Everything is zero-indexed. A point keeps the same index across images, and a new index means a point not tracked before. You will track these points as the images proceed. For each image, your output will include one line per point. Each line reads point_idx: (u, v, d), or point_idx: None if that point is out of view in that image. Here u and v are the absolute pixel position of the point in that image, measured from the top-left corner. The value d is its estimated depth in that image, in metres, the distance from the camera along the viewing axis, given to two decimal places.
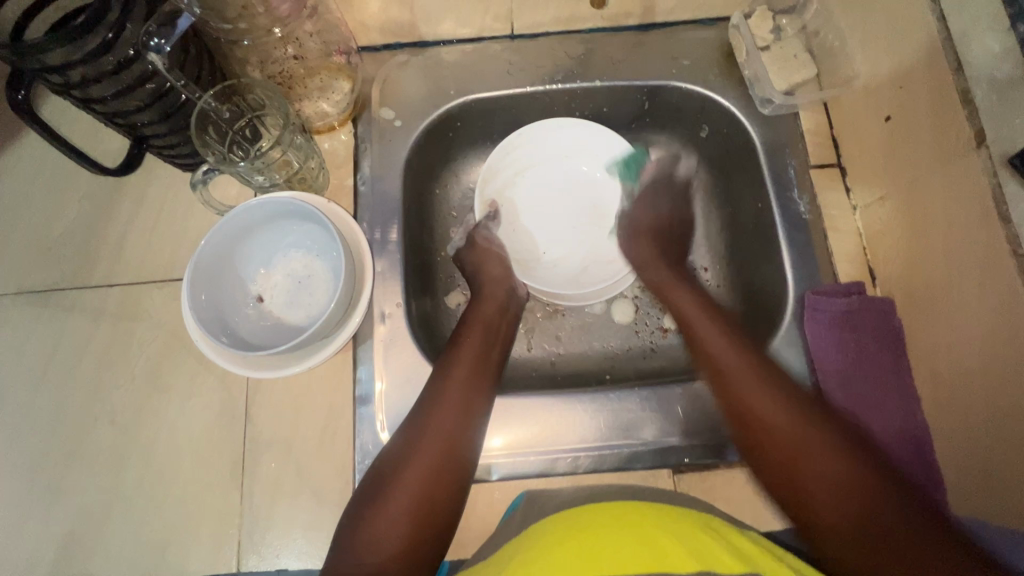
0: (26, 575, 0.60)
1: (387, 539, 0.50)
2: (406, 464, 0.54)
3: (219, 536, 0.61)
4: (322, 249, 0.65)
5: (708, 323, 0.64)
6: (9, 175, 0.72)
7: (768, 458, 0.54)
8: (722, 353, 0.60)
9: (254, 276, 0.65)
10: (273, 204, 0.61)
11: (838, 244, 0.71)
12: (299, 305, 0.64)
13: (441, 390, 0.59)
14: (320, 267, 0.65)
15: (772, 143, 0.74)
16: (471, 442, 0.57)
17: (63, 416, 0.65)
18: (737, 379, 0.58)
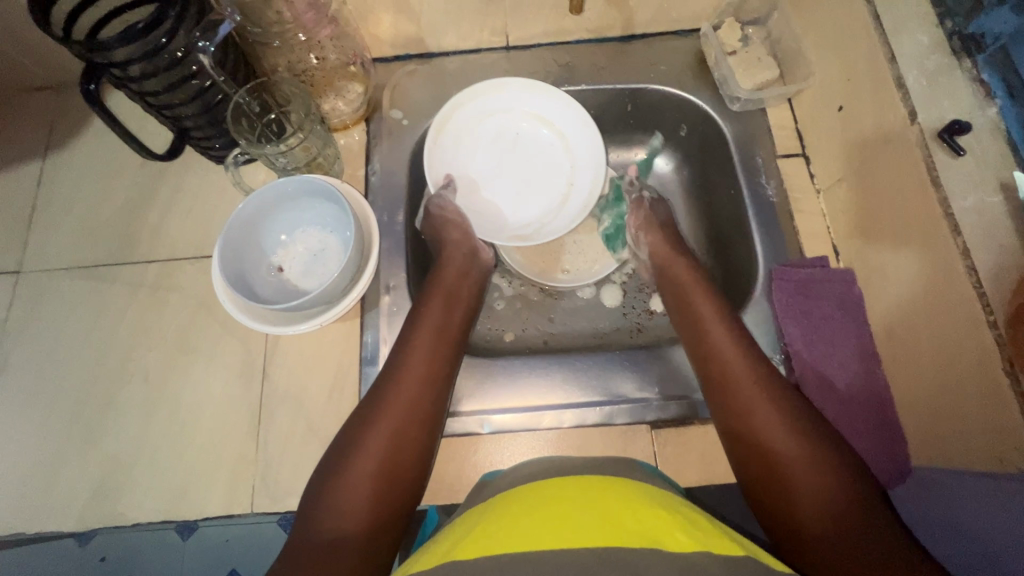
0: (62, 514, 0.67)
1: (358, 494, 0.54)
2: (373, 422, 0.58)
3: (235, 481, 0.67)
4: (335, 225, 0.73)
5: (719, 327, 0.66)
6: (69, 168, 0.83)
7: (761, 450, 0.56)
8: (733, 359, 0.63)
9: (274, 247, 0.73)
10: (294, 184, 0.69)
11: (804, 224, 0.77)
12: (313, 273, 0.73)
13: (405, 364, 0.63)
14: (332, 241, 0.73)
15: (742, 135, 0.82)
16: (435, 402, 0.62)
17: (101, 374, 0.72)
18: (730, 369, 0.62)
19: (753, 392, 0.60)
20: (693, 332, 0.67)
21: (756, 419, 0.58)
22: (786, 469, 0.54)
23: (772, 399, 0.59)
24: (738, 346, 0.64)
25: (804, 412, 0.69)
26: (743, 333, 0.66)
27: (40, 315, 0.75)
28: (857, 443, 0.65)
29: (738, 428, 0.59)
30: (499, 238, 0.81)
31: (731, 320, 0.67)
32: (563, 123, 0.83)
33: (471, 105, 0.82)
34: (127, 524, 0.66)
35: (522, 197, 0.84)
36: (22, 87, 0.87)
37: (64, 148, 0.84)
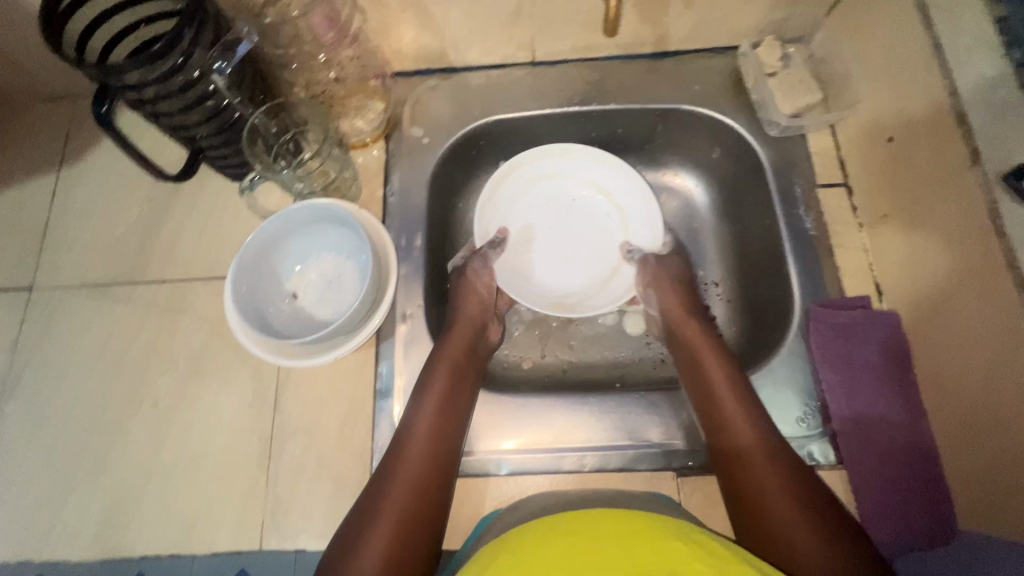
0: (68, 543, 0.65)
1: (370, 561, 0.51)
2: (386, 486, 0.56)
3: (243, 515, 0.65)
4: (351, 252, 0.71)
5: (729, 396, 0.63)
6: (85, 181, 0.81)
7: (771, 536, 0.52)
8: (740, 434, 0.60)
9: (286, 275, 0.71)
10: (304, 210, 0.67)
11: (845, 260, 0.73)
12: (327, 301, 0.70)
13: (415, 428, 0.61)
14: (347, 267, 0.71)
15: (779, 163, 0.77)
16: (437, 492, 0.57)
17: (111, 398, 0.71)
18: (745, 458, 0.58)
19: (769, 481, 0.55)
20: (702, 400, 0.65)
21: (773, 516, 0.53)
22: (793, 555, 0.50)
23: (791, 492, 0.54)
24: (746, 422, 0.61)
25: (839, 463, 0.65)
26: (753, 404, 0.62)
27: (54, 333, 0.74)
28: (890, 509, 0.61)
29: (746, 506, 0.56)
30: (537, 302, 0.81)
31: (745, 397, 0.62)
32: (619, 201, 0.85)
33: (534, 171, 0.85)
34: (134, 556, 0.64)
35: (566, 267, 0.85)
36: (41, 97, 0.85)
37: (80, 160, 0.82)
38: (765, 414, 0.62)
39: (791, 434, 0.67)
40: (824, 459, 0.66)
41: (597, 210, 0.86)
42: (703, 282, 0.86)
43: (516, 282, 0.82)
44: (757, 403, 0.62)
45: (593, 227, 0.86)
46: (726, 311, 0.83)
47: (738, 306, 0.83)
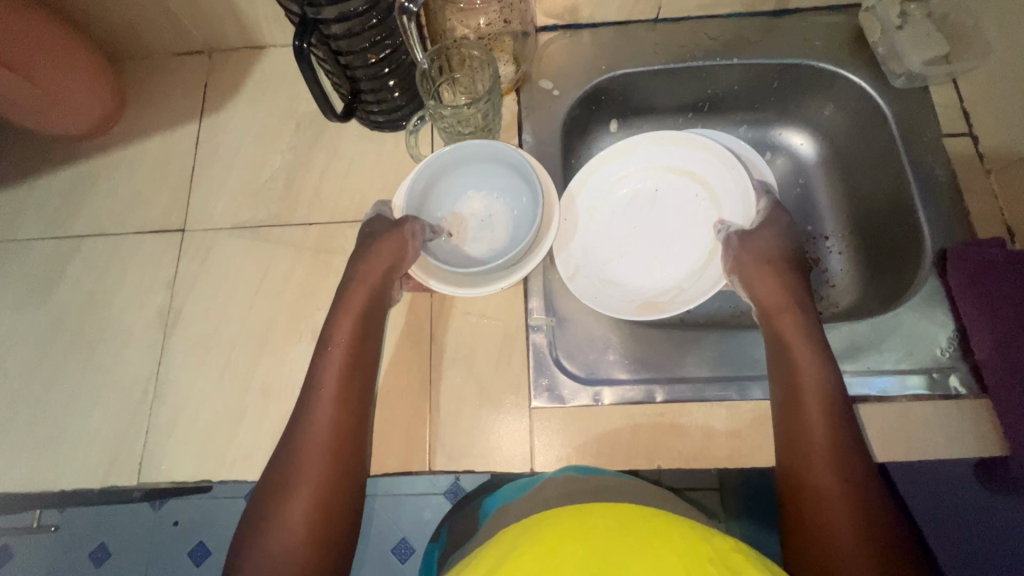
0: (245, 464, 0.69)
1: (294, 527, 0.54)
2: (307, 448, 0.58)
3: (410, 439, 0.68)
4: (504, 192, 0.74)
5: (813, 405, 0.60)
6: (225, 131, 0.84)
7: (811, 546, 0.54)
8: (816, 448, 0.58)
9: (449, 207, 0.74)
10: (469, 149, 0.70)
11: (975, 205, 0.75)
12: (485, 238, 0.73)
13: (322, 382, 0.62)
14: (505, 209, 0.74)
15: (903, 114, 0.80)
16: (345, 476, 0.58)
17: (272, 332, 0.74)
18: (820, 462, 0.57)
19: (836, 492, 0.55)
20: (783, 406, 0.62)
21: (833, 523, 0.53)
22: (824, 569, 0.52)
23: (859, 508, 0.54)
24: (828, 440, 0.58)
25: (983, 394, 0.67)
26: (839, 415, 0.59)
27: (210, 272, 0.77)
28: None
29: (796, 510, 0.56)
30: (626, 309, 0.76)
31: (835, 402, 0.60)
32: (699, 181, 0.83)
33: (606, 171, 0.84)
34: None
35: (661, 265, 0.82)
36: (176, 51, 0.88)
37: (221, 110, 0.85)
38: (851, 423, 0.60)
39: (934, 365, 0.69)
40: (965, 388, 0.68)
41: (680, 195, 0.84)
42: (814, 236, 0.90)
43: (608, 293, 0.78)
44: (848, 410, 0.60)
45: (679, 214, 0.84)
46: (840, 263, 0.88)
47: (853, 257, 0.87)
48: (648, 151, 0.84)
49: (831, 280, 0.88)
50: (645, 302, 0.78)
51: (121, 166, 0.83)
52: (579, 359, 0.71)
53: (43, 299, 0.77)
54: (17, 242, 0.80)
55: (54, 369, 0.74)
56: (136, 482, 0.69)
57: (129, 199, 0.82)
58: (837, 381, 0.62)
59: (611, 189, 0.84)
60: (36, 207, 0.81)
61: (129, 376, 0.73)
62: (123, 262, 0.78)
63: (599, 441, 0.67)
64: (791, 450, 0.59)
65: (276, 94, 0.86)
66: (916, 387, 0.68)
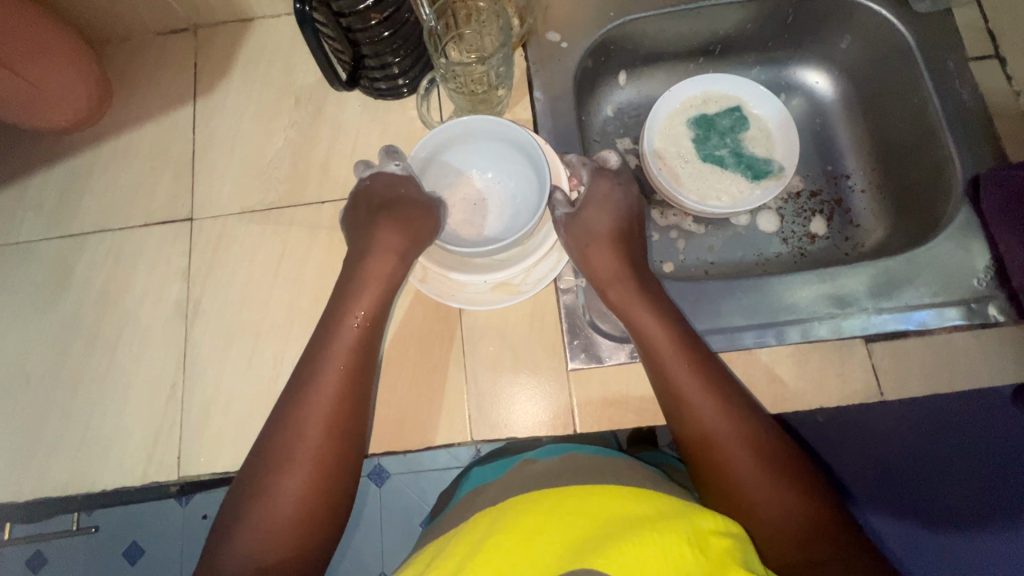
0: None
1: (291, 486, 0.53)
2: (290, 467, 0.53)
3: (450, 411, 0.67)
4: (502, 175, 0.70)
5: (676, 359, 0.58)
6: (221, 112, 0.81)
7: (728, 497, 0.53)
8: (694, 404, 0.56)
9: (452, 176, 0.70)
10: (491, 127, 0.65)
11: (1005, 128, 0.73)
12: (480, 220, 0.69)
13: (314, 381, 0.57)
14: (504, 194, 0.70)
15: (927, 40, 0.77)
16: (353, 440, 0.57)
17: (297, 316, 0.72)
18: (700, 413, 0.55)
19: (720, 433, 0.54)
20: (653, 374, 0.60)
21: (728, 462, 0.53)
22: (756, 519, 0.51)
23: (743, 437, 0.54)
24: (708, 389, 0.56)
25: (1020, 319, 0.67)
26: (699, 360, 0.59)
27: (223, 260, 0.75)
28: None
29: (706, 469, 0.54)
30: (482, 296, 0.68)
31: (684, 347, 0.59)
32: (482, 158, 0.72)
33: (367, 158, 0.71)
34: None
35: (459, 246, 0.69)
36: (159, 30, 0.83)
37: (217, 90, 0.81)
38: (705, 358, 0.60)
39: (971, 295, 0.69)
40: (1003, 315, 0.68)
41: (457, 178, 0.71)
42: (834, 176, 0.89)
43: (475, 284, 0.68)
44: (697, 347, 0.60)
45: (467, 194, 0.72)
46: (862, 201, 0.87)
47: (875, 194, 0.86)
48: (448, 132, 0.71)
49: (854, 220, 0.87)
50: (525, 283, 0.68)
51: (116, 157, 0.80)
52: (613, 319, 0.69)
53: (55, 303, 0.75)
54: (19, 246, 0.77)
55: (75, 372, 0.72)
56: (177, 477, 0.68)
57: (130, 192, 0.78)
58: (676, 324, 0.62)
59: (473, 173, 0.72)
60: (33, 208, 0.78)
61: (153, 373, 0.72)
62: (131, 257, 0.76)
63: (641, 397, 0.67)
64: (670, 411, 0.58)
65: (270, 70, 0.82)
66: (956, 318, 0.68)
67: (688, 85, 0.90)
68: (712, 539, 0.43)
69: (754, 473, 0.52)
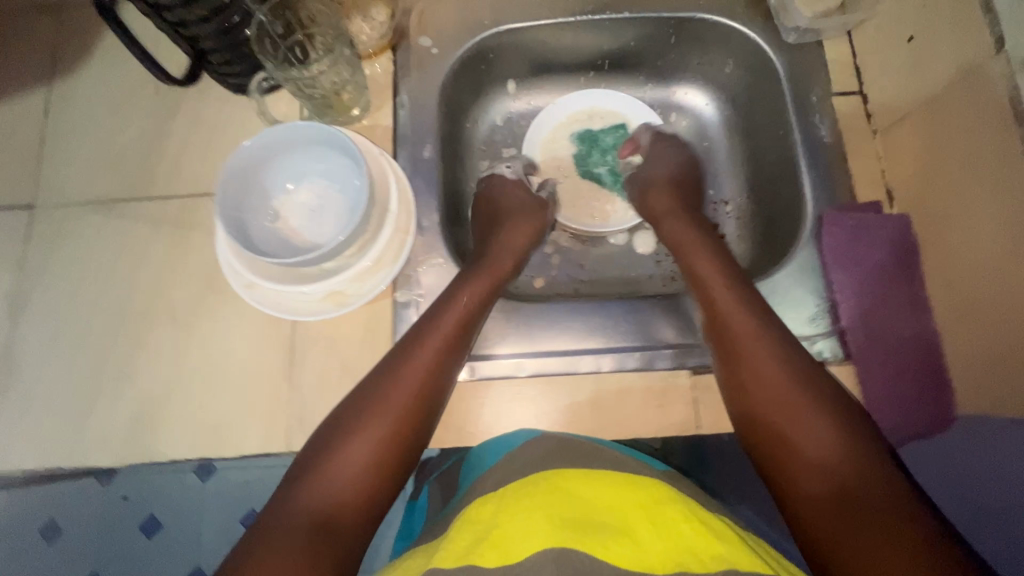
0: (98, 451, 0.66)
1: (361, 446, 0.52)
2: (366, 425, 0.54)
3: (271, 421, 0.66)
4: (334, 181, 0.68)
5: (738, 313, 0.62)
6: (75, 96, 0.78)
7: (779, 453, 0.52)
8: (755, 355, 0.58)
9: (283, 181, 0.67)
10: (322, 130, 0.64)
11: (858, 166, 0.73)
12: (314, 227, 0.67)
13: (427, 329, 0.62)
14: (342, 200, 0.68)
15: (795, 71, 0.76)
16: (434, 408, 0.58)
17: (128, 314, 0.70)
18: (742, 359, 0.59)
19: (770, 385, 0.56)
20: (709, 324, 0.64)
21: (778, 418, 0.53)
22: (809, 465, 0.50)
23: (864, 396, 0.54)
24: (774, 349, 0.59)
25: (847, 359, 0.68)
26: (767, 320, 0.61)
27: (61, 251, 0.73)
28: (899, 399, 0.65)
29: (751, 422, 0.56)
30: (309, 305, 0.67)
31: (744, 299, 0.63)
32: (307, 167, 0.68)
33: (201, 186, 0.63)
34: (166, 461, 0.65)
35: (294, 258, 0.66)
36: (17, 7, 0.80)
37: (74, 73, 0.78)
38: (774, 319, 0.62)
39: (803, 333, 0.69)
40: (831, 354, 0.68)
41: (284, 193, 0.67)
42: (713, 202, 0.87)
43: (302, 294, 0.67)
44: (763, 306, 0.63)
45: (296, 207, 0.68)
46: (736, 228, 0.85)
47: (749, 223, 0.84)
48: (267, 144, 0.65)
49: (727, 247, 0.85)
50: (352, 291, 0.68)
51: None
52: None
53: None
54: None
55: None
56: None
57: None
58: (745, 285, 0.65)
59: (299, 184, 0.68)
60: None
61: None
62: None
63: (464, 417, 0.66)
64: (721, 353, 0.61)
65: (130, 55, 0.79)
66: None
67: (572, 100, 0.89)
68: (698, 537, 0.44)
69: (853, 430, 0.51)
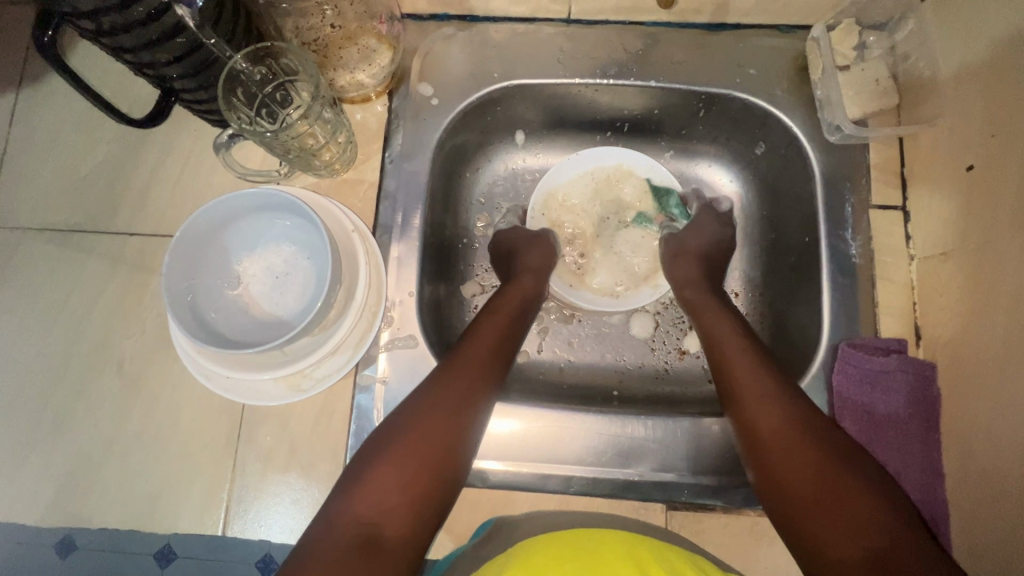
0: (26, 507, 0.62)
1: (385, 489, 0.49)
2: (389, 461, 0.50)
3: (208, 499, 0.62)
4: (302, 245, 0.61)
5: (749, 371, 0.59)
6: (44, 109, 0.72)
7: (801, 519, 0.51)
8: (770, 417, 0.56)
9: (243, 249, 0.61)
10: (284, 198, 0.57)
11: (886, 294, 0.65)
12: (273, 302, 0.61)
13: (458, 358, 0.58)
14: (308, 272, 0.61)
15: (833, 173, 0.68)
16: (462, 442, 0.53)
17: (71, 360, 0.65)
18: (757, 418, 0.57)
19: (790, 446, 0.54)
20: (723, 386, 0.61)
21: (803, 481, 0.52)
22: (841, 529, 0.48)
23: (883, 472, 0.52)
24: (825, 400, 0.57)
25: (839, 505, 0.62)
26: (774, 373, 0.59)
27: (11, 281, 0.68)
28: None
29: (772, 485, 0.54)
30: (259, 387, 0.62)
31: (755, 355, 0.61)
32: (267, 232, 0.61)
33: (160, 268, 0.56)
34: (94, 528, 0.61)
35: (253, 331, 0.60)
36: None
37: (44, 82, 0.72)
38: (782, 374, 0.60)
39: None
40: None
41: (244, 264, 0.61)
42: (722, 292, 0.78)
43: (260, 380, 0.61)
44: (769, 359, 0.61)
45: (254, 276, 0.61)
46: None
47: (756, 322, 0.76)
48: (221, 214, 0.58)
49: None
50: (314, 374, 0.62)
51: None
52: None
53: None
54: None
55: None
56: None
57: None
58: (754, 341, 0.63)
59: (257, 251, 0.61)
60: None
61: None
62: None
63: None
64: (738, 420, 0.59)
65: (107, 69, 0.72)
66: None
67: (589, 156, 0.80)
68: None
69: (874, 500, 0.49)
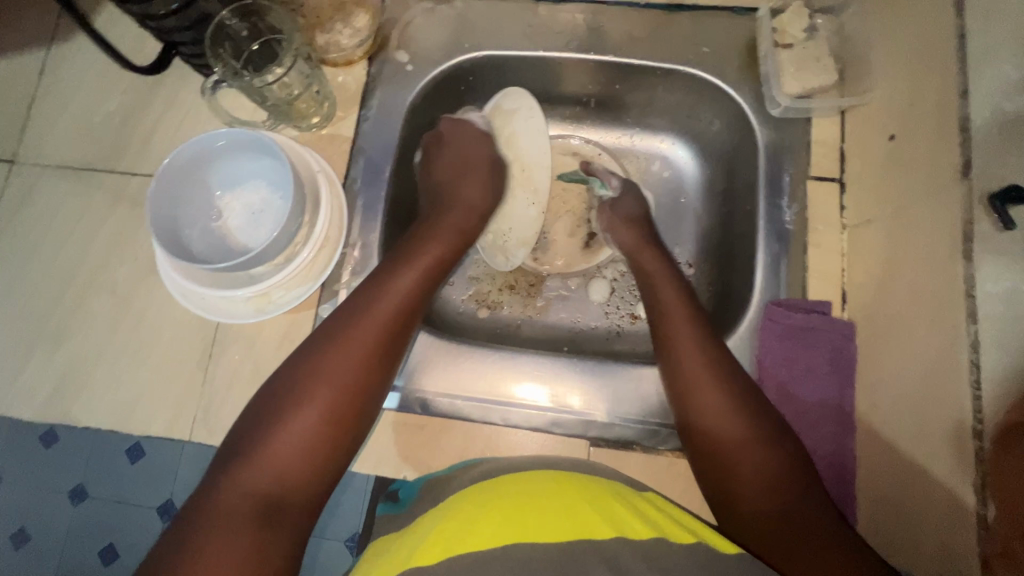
0: (24, 403, 0.70)
1: (299, 437, 0.53)
2: (304, 413, 0.54)
3: (178, 407, 0.69)
4: (276, 184, 0.69)
5: (688, 333, 0.64)
6: (70, 63, 0.81)
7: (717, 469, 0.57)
8: (703, 381, 0.60)
9: (225, 187, 0.69)
10: (257, 138, 0.64)
11: (816, 260, 0.68)
12: (248, 234, 0.69)
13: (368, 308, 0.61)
14: (279, 208, 0.68)
15: (775, 145, 0.72)
16: (369, 392, 0.58)
17: (74, 279, 0.74)
18: (689, 373, 0.61)
19: (717, 403, 0.59)
20: (662, 341, 0.66)
21: (726, 436, 0.57)
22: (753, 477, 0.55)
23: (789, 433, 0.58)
24: (719, 383, 0.60)
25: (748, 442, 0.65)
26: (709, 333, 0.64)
27: (29, 209, 0.77)
28: None
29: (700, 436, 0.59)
30: (228, 307, 0.68)
31: (693, 317, 0.66)
32: (246, 172, 0.69)
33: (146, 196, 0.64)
34: (80, 425, 0.69)
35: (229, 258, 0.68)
36: None
37: (72, 39, 0.82)
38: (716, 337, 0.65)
39: None
40: None
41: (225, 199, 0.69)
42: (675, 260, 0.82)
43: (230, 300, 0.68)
44: (704, 322, 0.66)
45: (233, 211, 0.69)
46: None
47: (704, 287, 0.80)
48: (203, 153, 0.65)
49: None
50: (277, 299, 0.68)
51: None
52: None
53: None
54: None
55: None
56: None
57: None
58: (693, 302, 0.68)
59: (237, 189, 0.69)
60: None
61: None
62: None
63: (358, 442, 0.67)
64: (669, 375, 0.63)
65: None
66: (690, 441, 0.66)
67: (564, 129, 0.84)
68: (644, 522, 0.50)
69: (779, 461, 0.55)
